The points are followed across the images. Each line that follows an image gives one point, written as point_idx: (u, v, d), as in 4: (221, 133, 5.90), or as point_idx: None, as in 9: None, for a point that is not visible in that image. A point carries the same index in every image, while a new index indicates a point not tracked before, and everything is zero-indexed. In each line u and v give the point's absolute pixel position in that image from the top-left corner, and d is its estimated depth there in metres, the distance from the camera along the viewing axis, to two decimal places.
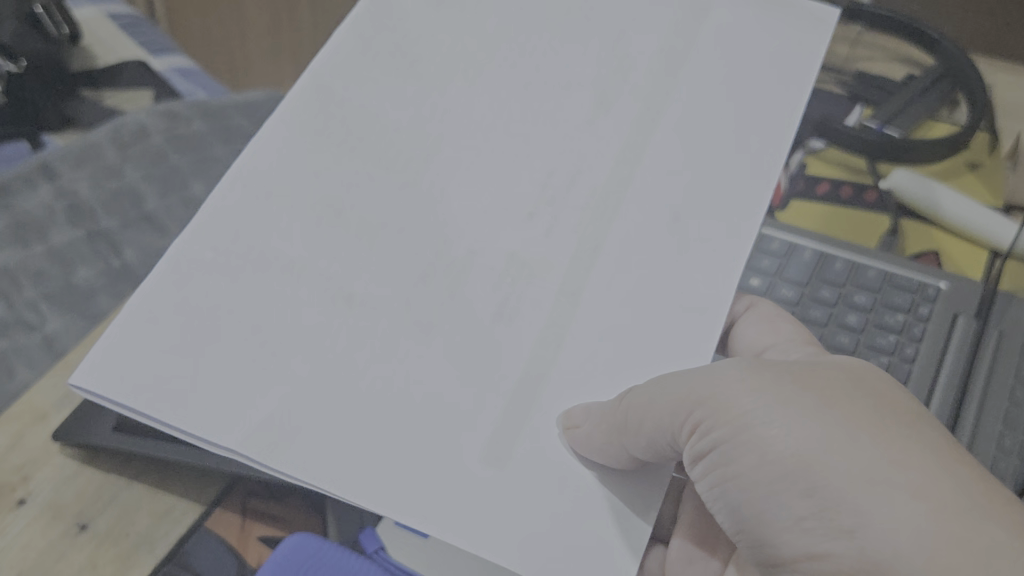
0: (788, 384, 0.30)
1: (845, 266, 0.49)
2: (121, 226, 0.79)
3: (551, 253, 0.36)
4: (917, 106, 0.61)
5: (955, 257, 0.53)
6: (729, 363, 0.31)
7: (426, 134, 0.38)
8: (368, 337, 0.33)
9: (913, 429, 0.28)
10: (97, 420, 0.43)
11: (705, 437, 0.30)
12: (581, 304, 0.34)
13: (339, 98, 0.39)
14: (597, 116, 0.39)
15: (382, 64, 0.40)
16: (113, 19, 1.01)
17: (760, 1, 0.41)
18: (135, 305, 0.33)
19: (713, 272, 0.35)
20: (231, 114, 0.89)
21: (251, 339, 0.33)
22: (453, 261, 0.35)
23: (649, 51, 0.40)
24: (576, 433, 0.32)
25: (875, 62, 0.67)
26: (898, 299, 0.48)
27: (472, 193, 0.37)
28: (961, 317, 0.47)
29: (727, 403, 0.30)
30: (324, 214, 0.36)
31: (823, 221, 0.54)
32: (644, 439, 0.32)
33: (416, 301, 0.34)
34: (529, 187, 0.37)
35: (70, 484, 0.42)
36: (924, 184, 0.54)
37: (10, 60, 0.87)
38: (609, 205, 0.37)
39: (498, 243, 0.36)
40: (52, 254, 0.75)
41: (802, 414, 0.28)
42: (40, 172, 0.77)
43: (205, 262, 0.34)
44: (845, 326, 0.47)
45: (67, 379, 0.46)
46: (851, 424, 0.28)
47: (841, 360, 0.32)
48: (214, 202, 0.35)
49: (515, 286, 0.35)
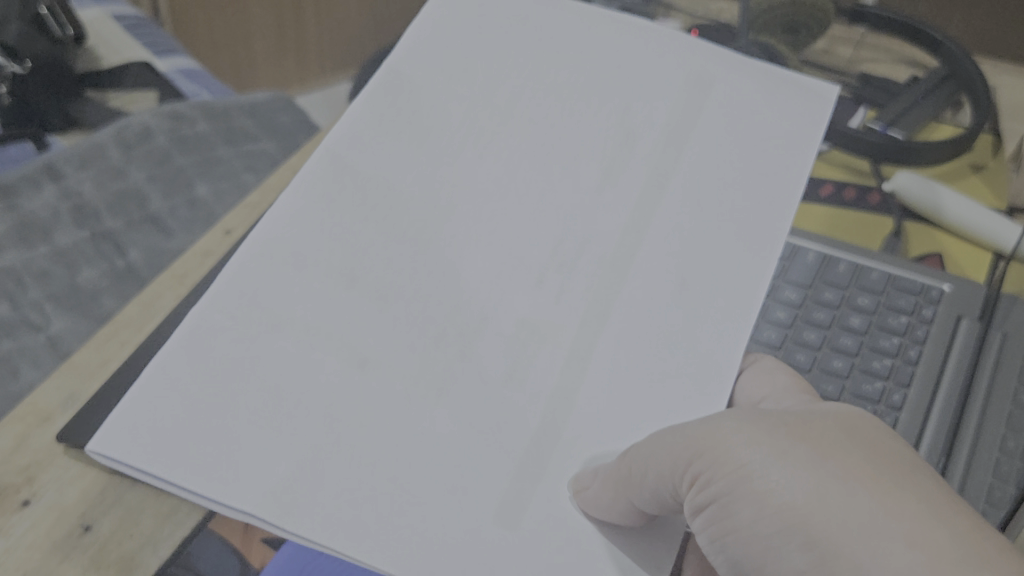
0: (783, 433, 0.29)
1: (848, 268, 0.49)
2: (125, 227, 0.80)
3: (565, 323, 0.34)
4: (920, 108, 0.61)
5: (959, 258, 0.53)
6: (725, 414, 0.30)
7: (437, 202, 0.36)
8: (390, 409, 0.32)
9: (907, 475, 0.27)
10: (102, 423, 0.43)
11: (704, 490, 0.30)
12: (591, 368, 0.33)
13: (354, 170, 0.37)
14: (604, 185, 0.37)
15: (396, 133, 0.38)
16: (117, 19, 1.01)
17: (767, 73, 0.40)
18: (154, 370, 0.31)
19: (724, 323, 0.34)
20: (234, 114, 0.89)
21: (266, 401, 0.31)
22: (465, 327, 0.33)
23: (657, 119, 0.38)
24: (586, 495, 0.31)
25: (879, 64, 0.67)
26: (902, 302, 0.48)
27: (485, 263, 0.35)
28: (965, 319, 0.47)
29: (725, 454, 0.29)
30: (336, 284, 0.34)
31: (827, 224, 0.54)
32: (648, 491, 0.31)
33: (431, 371, 0.33)
34: (540, 251, 0.35)
35: (74, 485, 0.42)
36: (928, 186, 0.54)
37: (14, 60, 0.85)
38: (619, 268, 0.35)
39: (508, 310, 0.34)
40: (56, 256, 0.75)
41: (799, 467, 0.28)
42: (44, 172, 0.76)
43: (225, 328, 0.33)
44: (849, 328, 0.47)
45: (71, 381, 0.47)
46: (847, 476, 0.27)
47: (835, 402, 0.31)
48: (229, 270, 0.34)
49: (528, 354, 0.33)
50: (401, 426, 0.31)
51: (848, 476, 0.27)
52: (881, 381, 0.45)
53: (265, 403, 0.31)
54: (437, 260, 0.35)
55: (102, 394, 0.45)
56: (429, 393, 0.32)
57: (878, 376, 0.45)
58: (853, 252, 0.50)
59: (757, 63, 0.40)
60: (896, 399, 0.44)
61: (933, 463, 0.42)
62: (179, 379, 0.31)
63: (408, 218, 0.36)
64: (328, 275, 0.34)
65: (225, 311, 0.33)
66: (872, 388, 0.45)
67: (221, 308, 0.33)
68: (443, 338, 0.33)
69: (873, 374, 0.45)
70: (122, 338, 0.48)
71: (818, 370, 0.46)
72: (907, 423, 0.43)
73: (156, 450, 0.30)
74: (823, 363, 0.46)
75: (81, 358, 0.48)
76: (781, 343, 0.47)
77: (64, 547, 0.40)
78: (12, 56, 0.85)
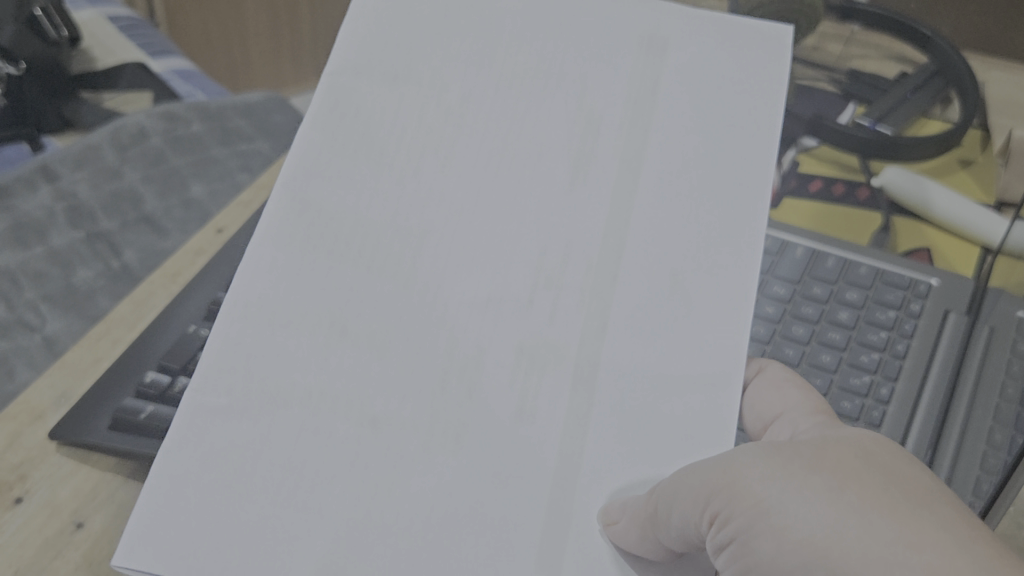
0: (799, 464, 0.28)
1: (837, 263, 0.50)
2: (120, 227, 0.80)
3: (564, 339, 0.33)
4: (909, 104, 0.62)
5: (947, 252, 0.53)
6: (744, 448, 0.29)
7: (409, 227, 0.34)
8: (397, 460, 0.30)
9: (926, 506, 0.26)
10: (94, 420, 0.43)
11: (723, 528, 0.28)
12: (597, 391, 0.32)
13: (319, 205, 0.34)
14: (575, 182, 0.35)
15: (350, 150, 0.35)
16: (111, 21, 1.01)
17: (719, 35, 0.38)
18: (159, 470, 0.29)
19: (723, 337, 0.33)
20: (229, 115, 0.90)
21: (280, 469, 0.30)
22: (466, 362, 0.32)
23: (618, 101, 0.36)
24: (616, 530, 0.30)
25: (868, 60, 0.68)
26: (890, 296, 0.48)
27: (468, 283, 0.33)
28: (952, 313, 0.47)
29: (743, 490, 0.28)
30: (329, 335, 0.32)
31: (816, 219, 0.55)
32: (676, 533, 0.29)
33: (441, 410, 0.31)
34: (526, 273, 0.33)
35: (66, 483, 0.43)
36: (917, 181, 0.55)
37: (10, 63, 0.85)
38: (609, 278, 0.33)
39: (499, 338, 0.32)
40: (51, 255, 0.76)
41: (816, 497, 0.26)
42: (40, 174, 0.77)
43: (220, 408, 0.30)
44: (837, 322, 0.47)
45: (64, 380, 0.47)
46: (866, 506, 0.26)
47: (847, 434, 0.29)
48: (217, 341, 0.31)
49: (534, 384, 0.32)
50: (416, 469, 0.30)
51: (867, 509, 0.26)
52: (868, 375, 0.45)
53: (277, 464, 0.30)
54: (425, 297, 0.33)
55: (93, 391, 0.45)
56: (446, 443, 0.31)
57: (866, 369, 0.45)
58: (842, 248, 0.51)
59: (707, 28, 0.38)
60: (883, 393, 0.44)
61: (921, 454, 0.42)
62: (188, 470, 0.29)
63: (384, 244, 0.33)
64: (318, 322, 0.32)
65: (215, 387, 0.31)
66: (860, 381, 0.45)
67: (212, 383, 0.31)
68: (447, 378, 0.32)
69: (861, 367, 0.45)
70: (114, 336, 0.49)
71: (807, 363, 0.46)
72: (894, 416, 0.43)
73: (181, 549, 0.28)
74: (811, 357, 0.46)
75: (73, 357, 0.48)
76: (769, 337, 0.47)
77: (56, 544, 0.40)
78: (6, 58, 0.85)
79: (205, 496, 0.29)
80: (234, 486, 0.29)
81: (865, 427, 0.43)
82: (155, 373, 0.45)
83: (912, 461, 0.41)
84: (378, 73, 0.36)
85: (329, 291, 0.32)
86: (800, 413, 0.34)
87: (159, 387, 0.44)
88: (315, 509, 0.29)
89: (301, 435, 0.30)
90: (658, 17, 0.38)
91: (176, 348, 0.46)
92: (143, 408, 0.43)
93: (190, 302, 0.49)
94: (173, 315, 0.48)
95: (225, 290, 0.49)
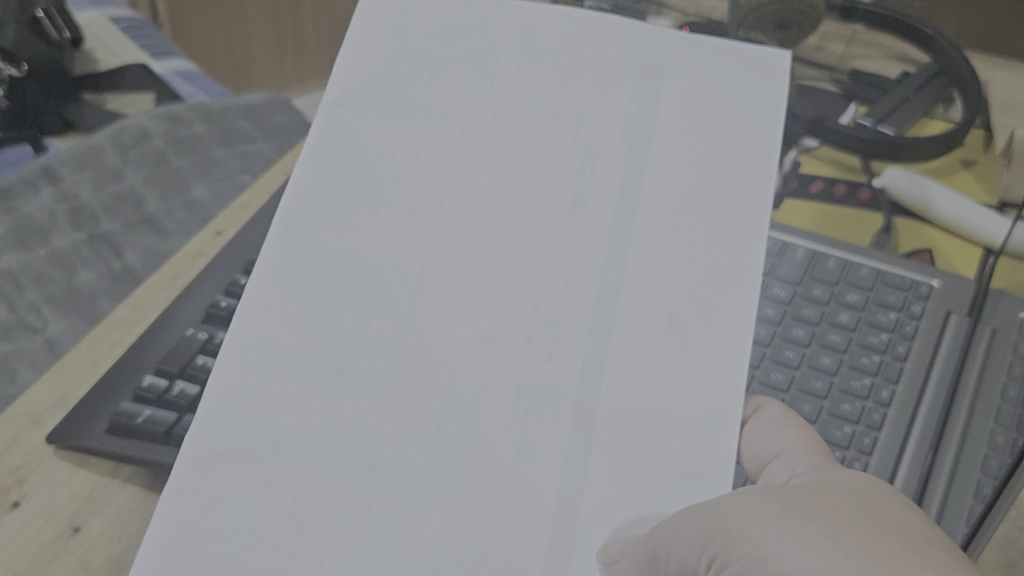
0: (797, 513, 0.28)
1: (838, 264, 0.49)
2: (122, 229, 0.80)
3: (560, 378, 0.33)
4: (912, 103, 0.61)
5: (949, 253, 0.53)
6: (744, 494, 0.29)
7: (407, 266, 0.34)
8: (393, 501, 0.31)
9: (921, 556, 0.25)
10: (92, 423, 0.43)
11: (722, 572, 0.28)
12: (596, 433, 0.33)
13: (319, 245, 0.34)
14: (573, 216, 0.35)
15: (349, 186, 0.35)
16: (114, 22, 1.01)
17: (717, 61, 0.37)
18: (161, 516, 0.30)
19: (719, 375, 0.33)
20: (231, 116, 0.90)
21: (281, 518, 0.30)
22: (464, 404, 0.33)
23: (615, 132, 0.36)
24: (615, 569, 0.31)
25: (871, 59, 0.68)
26: (891, 297, 0.48)
27: (468, 321, 0.34)
28: (954, 315, 0.47)
29: (742, 537, 0.28)
30: (330, 379, 0.33)
31: (818, 220, 0.54)
32: (675, 574, 0.30)
33: (441, 452, 0.32)
34: (522, 311, 0.34)
35: (63, 487, 0.42)
36: (918, 183, 0.54)
37: (11, 64, 0.85)
38: (605, 315, 0.34)
39: (497, 375, 0.33)
40: (53, 257, 0.76)
41: (811, 544, 0.26)
42: (42, 176, 0.77)
43: (222, 453, 0.31)
44: (837, 324, 0.47)
45: (62, 383, 0.47)
46: (859, 553, 0.25)
47: (846, 478, 0.29)
48: (217, 382, 0.32)
49: (531, 423, 0.32)
50: (416, 511, 0.31)
51: (861, 558, 0.25)
52: (869, 378, 0.45)
53: (283, 512, 0.31)
54: (422, 338, 0.33)
55: (91, 394, 0.45)
56: (445, 487, 0.31)
57: (867, 372, 0.45)
58: (843, 250, 0.50)
59: (709, 50, 0.37)
60: (884, 395, 0.44)
61: (922, 459, 0.41)
62: (190, 514, 0.30)
63: (383, 286, 0.34)
64: (318, 366, 0.33)
65: (218, 432, 0.31)
66: (860, 384, 0.44)
67: (214, 428, 0.31)
68: (445, 421, 0.32)
69: (862, 370, 0.45)
70: (112, 340, 0.49)
71: (807, 366, 0.45)
72: (895, 419, 0.43)
73: None
74: (811, 360, 0.46)
75: (71, 360, 0.48)
76: (769, 339, 0.47)
77: (52, 549, 0.40)
78: (9, 59, 0.85)
79: (207, 545, 0.30)
80: (241, 529, 0.30)
81: (865, 430, 0.42)
82: (152, 376, 0.45)
83: (914, 463, 0.41)
84: (376, 106, 0.36)
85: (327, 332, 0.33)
86: (795, 455, 0.35)
87: (157, 391, 0.44)
88: (317, 557, 0.30)
89: (303, 479, 0.31)
90: (655, 37, 0.38)
91: (174, 352, 0.46)
92: (140, 413, 0.43)
93: (188, 305, 0.49)
94: (171, 319, 0.48)
95: (222, 293, 0.49)
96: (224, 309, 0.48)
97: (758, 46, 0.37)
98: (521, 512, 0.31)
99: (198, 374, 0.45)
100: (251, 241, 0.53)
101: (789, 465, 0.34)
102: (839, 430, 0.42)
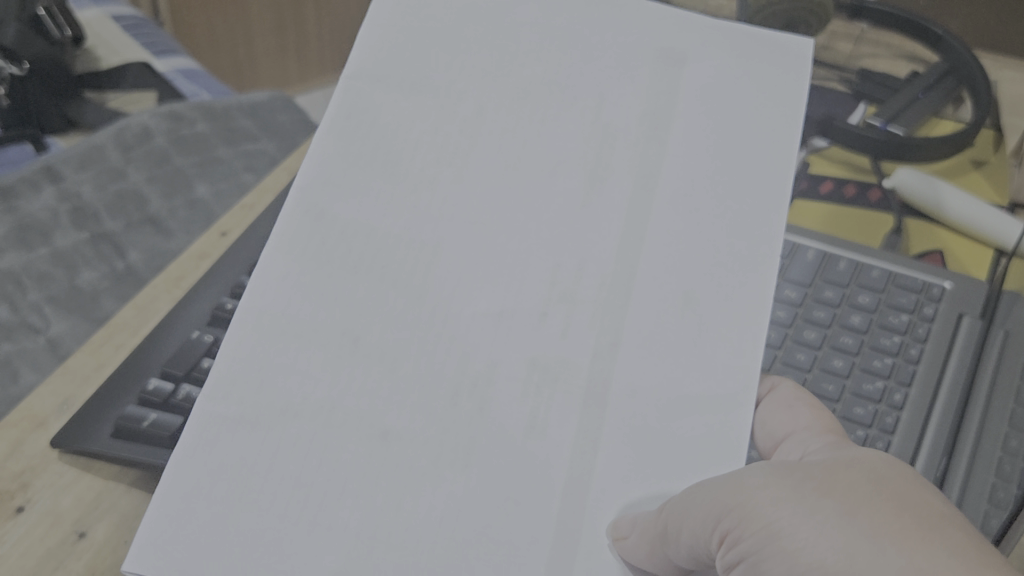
0: (811, 490, 0.27)
1: (849, 265, 0.49)
2: (124, 228, 0.79)
3: (573, 355, 0.32)
4: (921, 104, 0.61)
5: (960, 254, 0.52)
6: (756, 470, 0.29)
7: (421, 243, 0.34)
8: (404, 476, 0.30)
9: (938, 534, 0.25)
10: (97, 428, 0.43)
11: (735, 549, 0.28)
12: (608, 410, 0.32)
13: (333, 217, 0.34)
14: (589, 196, 0.35)
15: (365, 165, 0.35)
16: (116, 20, 1.01)
17: (734, 52, 0.38)
18: (167, 482, 0.29)
19: (736, 354, 0.32)
20: (235, 115, 0.90)
21: (289, 488, 0.30)
22: (476, 377, 0.32)
23: (633, 115, 0.36)
24: (626, 545, 0.30)
25: (879, 59, 0.67)
26: (903, 299, 0.47)
27: (481, 296, 0.33)
28: (966, 317, 0.46)
29: (755, 512, 0.27)
30: (341, 348, 0.32)
31: (827, 221, 0.54)
32: (684, 549, 0.29)
33: (452, 426, 0.31)
34: (536, 288, 0.33)
35: (68, 492, 0.42)
36: (929, 182, 0.54)
37: (12, 63, 0.85)
38: (621, 292, 0.33)
39: (511, 352, 0.32)
40: (55, 257, 0.75)
41: (826, 523, 0.26)
42: (44, 175, 0.77)
43: (231, 419, 0.30)
44: (849, 326, 0.47)
45: (66, 386, 0.46)
46: (875, 534, 0.25)
47: (861, 454, 0.29)
48: (228, 353, 0.32)
49: (544, 400, 0.31)
50: (425, 488, 0.30)
51: (878, 536, 0.25)
52: (882, 381, 0.44)
53: (288, 482, 0.30)
54: (433, 316, 0.33)
55: (96, 397, 0.44)
56: (455, 459, 0.30)
57: (879, 375, 0.44)
58: (854, 251, 0.50)
59: (726, 39, 0.38)
60: (897, 398, 0.43)
61: (936, 463, 0.41)
62: (198, 483, 0.29)
63: (398, 259, 0.33)
64: (328, 337, 0.32)
65: (226, 396, 0.31)
66: (873, 387, 0.44)
67: (224, 392, 0.31)
68: (456, 394, 0.31)
69: (875, 373, 0.44)
70: (117, 342, 0.48)
71: (819, 369, 0.45)
72: (908, 422, 0.42)
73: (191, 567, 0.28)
74: (823, 362, 0.45)
75: (76, 363, 0.47)
76: (780, 342, 0.46)
77: (58, 554, 0.40)
78: (10, 58, 0.85)
79: (215, 514, 0.29)
80: (243, 501, 0.29)
81: (878, 434, 0.42)
82: (158, 380, 0.44)
83: (928, 468, 0.41)
84: (396, 83, 0.36)
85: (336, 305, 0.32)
86: (808, 434, 0.34)
87: (163, 394, 0.43)
88: (325, 524, 0.29)
89: (310, 449, 0.30)
90: (673, 26, 0.38)
91: (180, 356, 0.45)
92: (146, 417, 0.42)
93: (194, 307, 0.48)
94: (177, 320, 0.48)
95: (228, 295, 0.49)
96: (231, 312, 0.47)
97: (778, 37, 0.38)
98: (531, 489, 0.30)
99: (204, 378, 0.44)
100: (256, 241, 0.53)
101: (801, 446, 0.33)
102: (853, 433, 0.42)
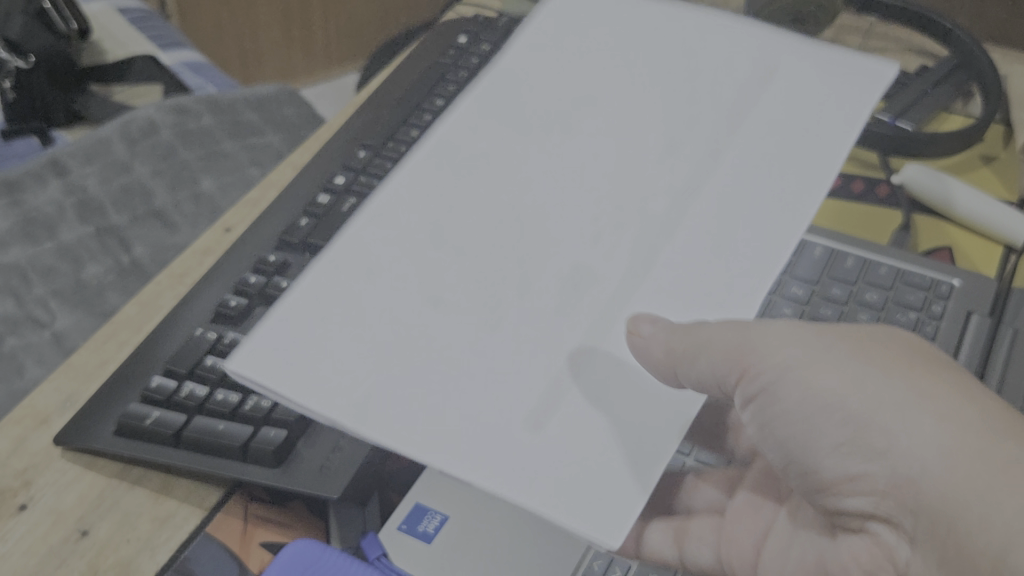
0: (838, 346, 0.33)
1: (856, 263, 0.49)
2: (129, 223, 0.80)
3: (609, 272, 0.36)
4: (930, 98, 0.60)
5: (968, 249, 0.51)
6: (783, 322, 0.34)
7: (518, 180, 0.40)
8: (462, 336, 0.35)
9: (961, 388, 0.31)
10: (100, 425, 0.43)
11: (755, 381, 0.34)
12: (638, 290, 0.36)
13: (455, 159, 0.41)
14: (667, 157, 0.40)
15: (483, 140, 0.42)
16: (123, 13, 1.01)
17: (824, 61, 0.42)
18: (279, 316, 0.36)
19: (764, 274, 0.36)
20: (241, 109, 0.89)
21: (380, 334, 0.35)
22: (571, 282, 0.36)
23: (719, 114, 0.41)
24: (639, 340, 0.34)
25: (888, 53, 0.66)
26: (911, 297, 0.47)
27: (569, 235, 0.38)
28: (975, 314, 0.46)
29: (772, 348, 0.33)
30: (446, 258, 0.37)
31: (834, 217, 0.53)
32: (700, 370, 0.33)
33: (521, 322, 0.35)
34: (589, 209, 0.38)
35: (70, 490, 0.42)
36: (938, 178, 0.53)
37: (17, 55, 0.85)
38: (677, 211, 0.38)
39: (564, 252, 0.37)
40: (61, 251, 0.77)
41: (843, 371, 0.32)
42: (50, 168, 0.80)
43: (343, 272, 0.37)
44: (856, 324, 0.46)
45: (69, 383, 0.46)
46: (907, 391, 0.31)
47: (892, 328, 0.34)
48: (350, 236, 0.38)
49: (607, 325, 0.35)
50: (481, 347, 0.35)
51: (914, 393, 0.31)
52: None
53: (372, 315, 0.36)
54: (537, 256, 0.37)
55: (100, 395, 0.44)
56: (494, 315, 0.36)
57: None
58: (862, 248, 0.50)
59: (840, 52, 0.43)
60: None
61: None
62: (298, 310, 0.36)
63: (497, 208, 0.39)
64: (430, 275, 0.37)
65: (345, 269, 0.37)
66: None
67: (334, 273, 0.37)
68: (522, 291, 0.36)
69: None
70: (120, 339, 0.48)
71: None
72: None
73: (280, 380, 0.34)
74: None
75: (79, 360, 0.47)
76: None
77: (60, 553, 0.40)
78: (15, 51, 0.85)
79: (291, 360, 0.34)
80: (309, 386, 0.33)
81: None
82: (161, 377, 0.43)
83: None
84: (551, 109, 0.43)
85: (387, 312, 0.36)
86: None
87: (166, 392, 0.42)
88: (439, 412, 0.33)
89: (433, 365, 0.34)
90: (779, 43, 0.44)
91: (182, 353, 0.44)
92: (148, 415, 0.42)
93: (199, 303, 0.48)
94: (181, 316, 0.47)
95: (231, 292, 0.48)
96: (233, 310, 0.46)
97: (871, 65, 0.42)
98: (514, 403, 0.33)
99: (207, 375, 0.43)
100: (259, 237, 0.51)
101: None
102: None
